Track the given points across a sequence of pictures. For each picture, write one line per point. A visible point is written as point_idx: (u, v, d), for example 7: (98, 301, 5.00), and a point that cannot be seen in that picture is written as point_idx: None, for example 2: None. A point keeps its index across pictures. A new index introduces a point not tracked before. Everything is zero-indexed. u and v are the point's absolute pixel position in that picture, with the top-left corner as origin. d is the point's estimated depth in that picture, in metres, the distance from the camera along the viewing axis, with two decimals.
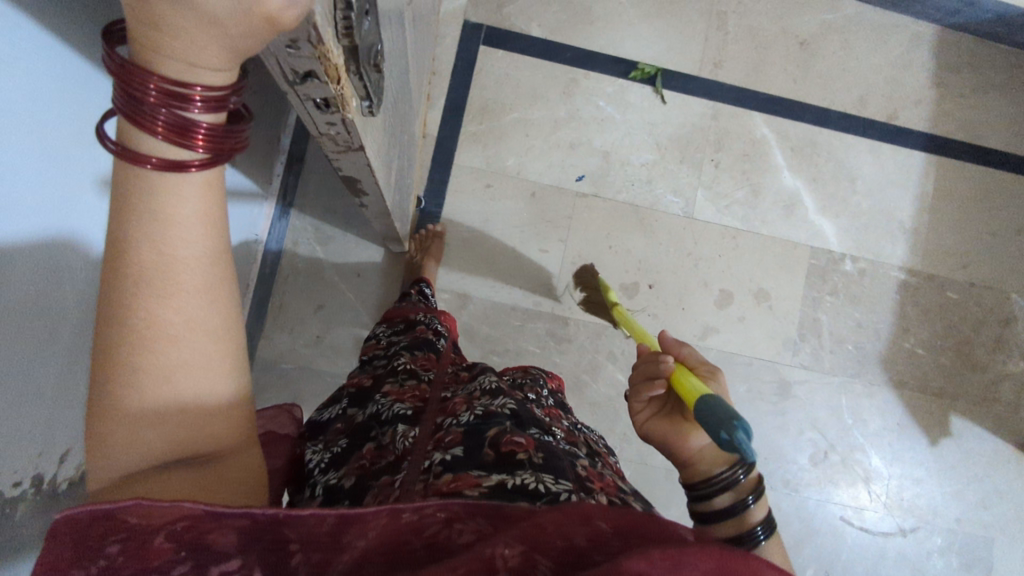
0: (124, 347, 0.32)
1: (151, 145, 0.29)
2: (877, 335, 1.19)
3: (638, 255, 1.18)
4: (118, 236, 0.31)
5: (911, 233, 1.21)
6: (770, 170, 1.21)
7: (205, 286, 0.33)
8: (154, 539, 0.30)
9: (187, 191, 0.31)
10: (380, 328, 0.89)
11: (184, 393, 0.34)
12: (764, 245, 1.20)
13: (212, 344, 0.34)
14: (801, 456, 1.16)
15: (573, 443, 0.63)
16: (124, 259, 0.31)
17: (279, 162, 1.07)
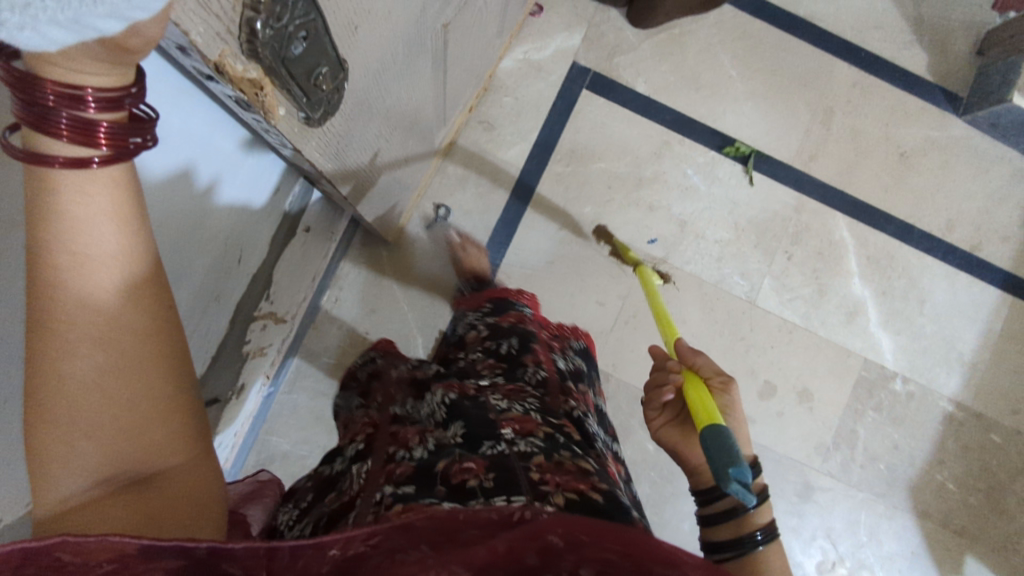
0: (39, 352, 0.33)
1: (57, 147, 0.31)
2: (911, 460, 1.18)
3: (692, 328, 1.18)
4: (36, 246, 0.32)
5: (968, 367, 1.19)
6: (841, 274, 1.20)
7: (123, 282, 0.34)
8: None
9: (92, 187, 0.32)
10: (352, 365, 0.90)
11: (113, 396, 0.34)
12: (819, 347, 1.19)
13: (142, 346, 0.36)
14: (809, 562, 1.15)
15: (526, 430, 0.61)
16: (43, 260, 0.32)
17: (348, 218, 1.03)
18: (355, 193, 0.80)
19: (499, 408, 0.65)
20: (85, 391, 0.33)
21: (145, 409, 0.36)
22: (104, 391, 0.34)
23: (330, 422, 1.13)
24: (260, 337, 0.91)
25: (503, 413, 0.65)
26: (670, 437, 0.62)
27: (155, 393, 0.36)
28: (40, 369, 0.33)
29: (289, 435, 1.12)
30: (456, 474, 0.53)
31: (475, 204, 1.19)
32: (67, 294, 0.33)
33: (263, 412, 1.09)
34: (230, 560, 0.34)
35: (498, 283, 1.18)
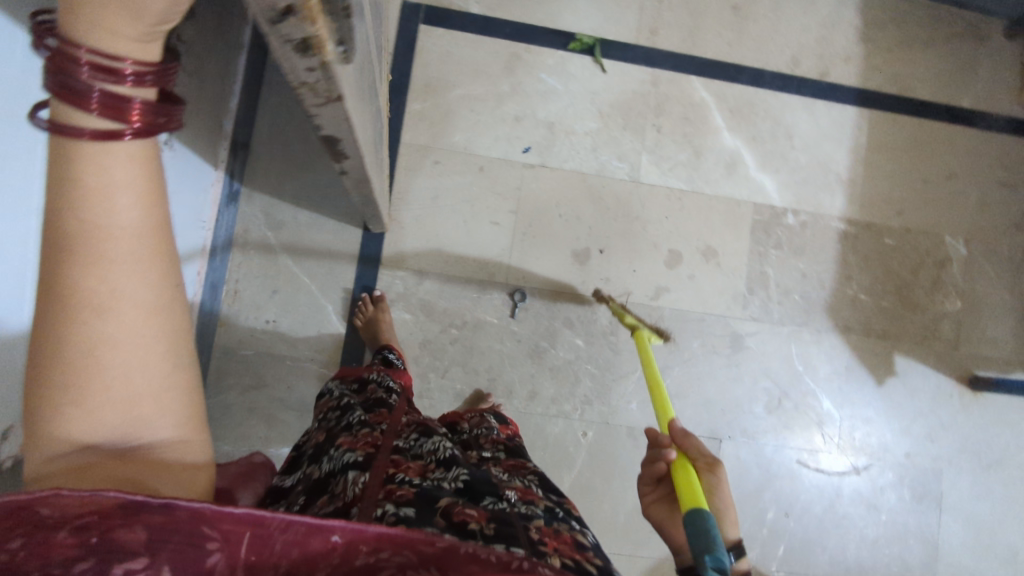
0: (56, 312, 0.35)
1: (83, 120, 0.32)
2: (822, 285, 1.24)
3: (587, 221, 1.22)
4: (54, 205, 0.34)
5: (847, 184, 1.26)
6: (710, 132, 1.25)
7: (129, 264, 0.36)
8: (56, 534, 0.35)
9: (109, 163, 0.34)
10: (335, 385, 0.91)
11: (111, 367, 0.37)
12: (709, 204, 1.24)
13: (142, 324, 0.37)
14: (757, 405, 1.21)
15: (527, 499, 0.67)
16: (57, 222, 0.34)
17: (221, 148, 1.07)
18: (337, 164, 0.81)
19: (502, 479, 0.71)
20: (92, 350, 0.36)
21: (140, 376, 0.38)
22: (102, 362, 0.36)
23: (264, 411, 1.13)
24: None
25: (505, 483, 0.71)
26: (658, 514, 0.70)
27: (153, 369, 0.39)
28: (57, 324, 0.35)
29: (227, 435, 1.11)
30: (459, 514, 0.59)
31: None
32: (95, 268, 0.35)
33: None
34: (211, 524, 0.38)
35: (392, 231, 1.19)
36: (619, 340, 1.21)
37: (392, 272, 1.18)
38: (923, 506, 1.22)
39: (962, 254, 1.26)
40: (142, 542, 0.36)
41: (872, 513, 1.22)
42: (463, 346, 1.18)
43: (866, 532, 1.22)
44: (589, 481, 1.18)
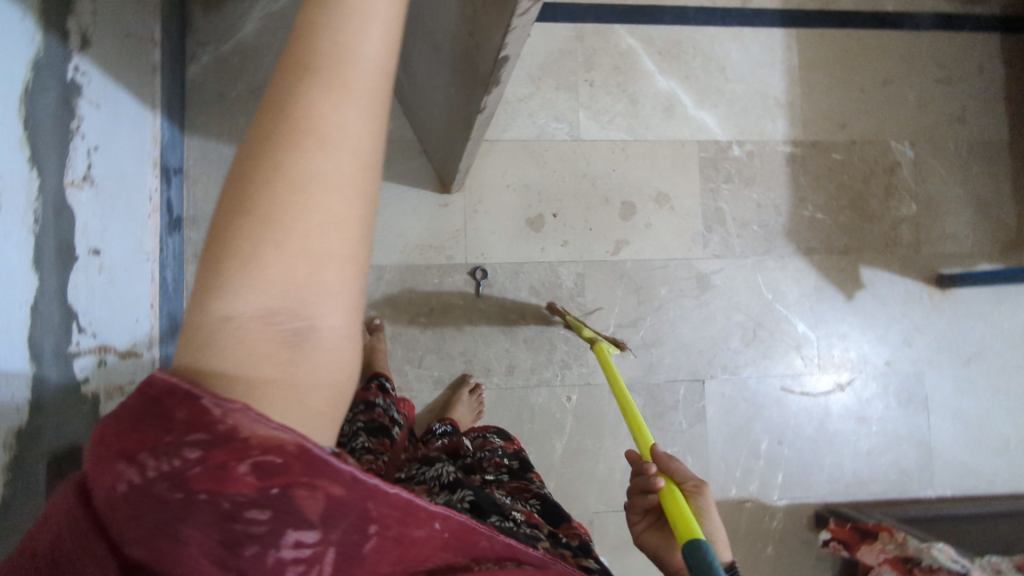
0: (276, 136, 0.34)
1: None
2: (778, 211, 1.24)
3: (536, 187, 1.21)
4: (314, 34, 0.35)
5: (787, 107, 1.25)
6: (643, 78, 1.24)
7: (352, 111, 0.35)
8: (238, 465, 0.34)
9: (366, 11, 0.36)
10: None
11: (309, 218, 0.34)
12: (654, 149, 1.23)
13: (350, 181, 0.35)
14: (733, 340, 1.22)
15: (531, 522, 0.68)
16: (305, 50, 0.35)
17: (153, 176, 1.02)
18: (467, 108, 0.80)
19: (507, 500, 0.72)
20: (303, 180, 0.34)
21: (333, 242, 0.35)
22: (309, 199, 0.34)
23: None
24: (99, 375, 0.84)
25: (511, 505, 0.72)
26: (651, 541, 0.65)
27: (354, 236, 0.36)
28: (272, 150, 0.34)
29: None
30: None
31: None
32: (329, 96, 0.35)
33: None
34: (373, 505, 0.38)
35: None
36: (587, 300, 1.20)
37: None
38: (912, 410, 1.24)
39: (909, 156, 1.26)
40: (317, 512, 0.37)
41: (863, 426, 1.23)
42: (433, 333, 1.18)
43: (861, 445, 1.23)
44: (581, 443, 1.19)
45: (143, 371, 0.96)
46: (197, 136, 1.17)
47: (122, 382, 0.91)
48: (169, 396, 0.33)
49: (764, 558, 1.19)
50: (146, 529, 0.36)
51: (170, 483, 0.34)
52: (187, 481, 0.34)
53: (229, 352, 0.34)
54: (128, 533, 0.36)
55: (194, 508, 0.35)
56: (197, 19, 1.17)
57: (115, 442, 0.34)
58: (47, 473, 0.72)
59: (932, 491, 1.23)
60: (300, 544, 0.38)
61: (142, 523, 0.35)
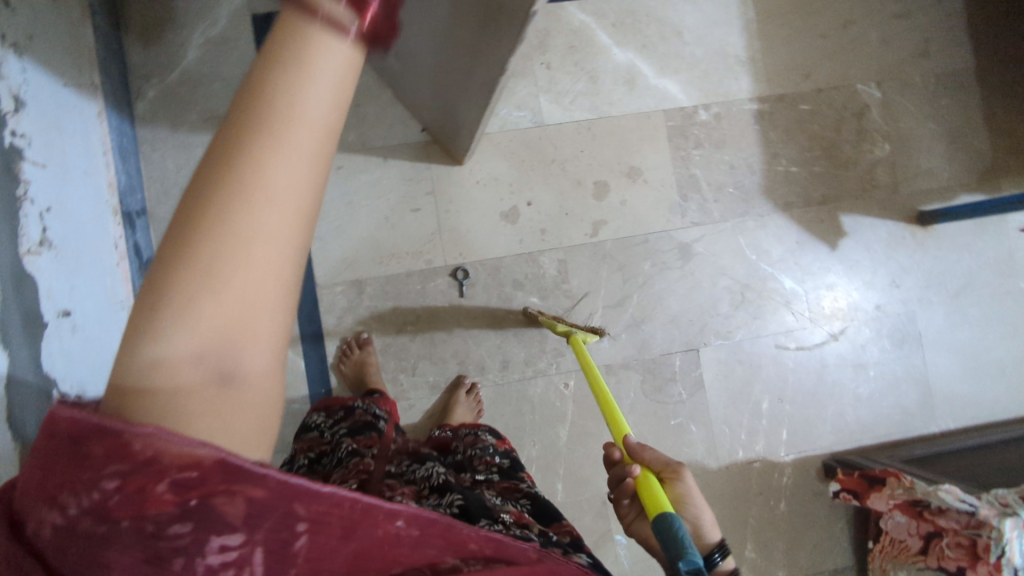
0: (212, 202, 0.38)
1: (316, 46, 0.41)
2: (751, 169, 1.23)
3: (506, 179, 1.19)
4: (262, 105, 0.39)
5: (749, 63, 1.23)
6: (600, 53, 1.21)
7: (286, 179, 0.39)
8: (157, 487, 0.35)
9: (311, 84, 0.40)
10: (320, 417, 0.88)
11: (236, 277, 0.38)
12: (619, 125, 1.21)
13: (279, 243, 0.39)
14: (723, 305, 1.22)
15: (520, 523, 0.68)
16: (250, 124, 0.39)
17: (114, 224, 1.01)
18: (489, 77, 0.78)
19: (496, 502, 0.73)
20: (235, 237, 0.38)
21: (259, 295, 0.39)
22: (246, 254, 0.38)
23: None
24: None
25: (499, 506, 0.72)
26: (641, 530, 0.68)
27: (280, 286, 0.40)
28: (209, 203, 0.38)
29: None
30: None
31: None
32: (275, 135, 0.39)
33: None
34: (299, 501, 0.40)
35: (318, 250, 1.16)
36: (572, 285, 1.20)
37: (330, 290, 1.16)
38: (907, 349, 1.24)
39: (877, 97, 1.25)
40: (241, 514, 0.38)
41: (861, 372, 1.24)
42: (423, 339, 1.17)
43: (860, 391, 1.24)
44: (584, 427, 1.19)
45: None
46: (156, 174, 1.14)
47: None
48: (83, 435, 0.35)
49: (778, 514, 1.21)
50: (80, 562, 0.37)
51: (95, 517, 0.35)
52: (108, 512, 0.35)
53: (152, 393, 0.37)
54: (69, 569, 0.38)
55: (121, 537, 0.36)
56: (137, 55, 1.14)
57: (40, 488, 0.36)
58: None
59: (936, 426, 1.24)
60: (226, 548, 0.39)
61: (76, 557, 0.37)
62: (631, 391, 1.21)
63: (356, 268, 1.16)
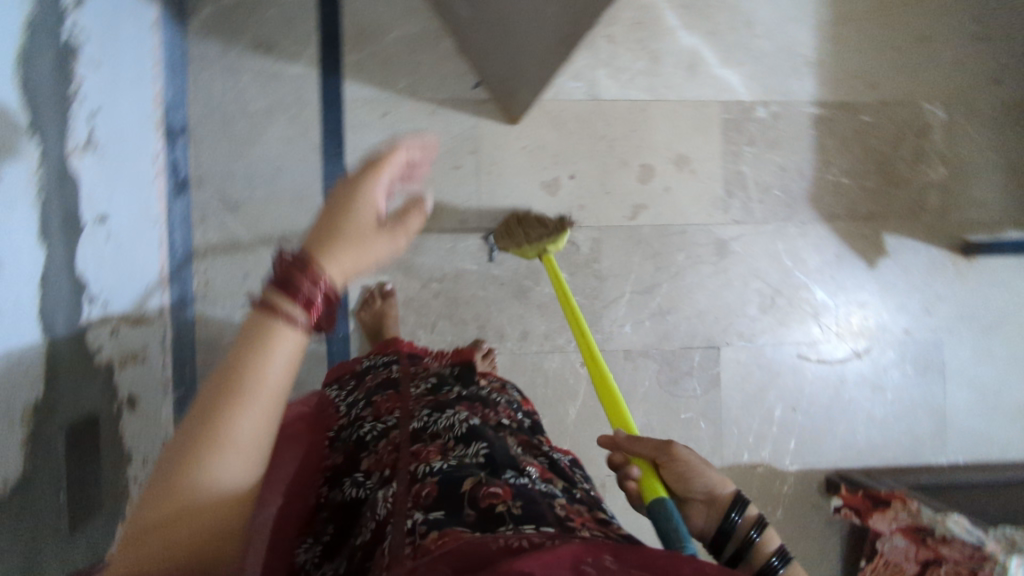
0: (180, 458, 0.42)
1: (289, 311, 0.46)
2: (801, 174, 1.20)
3: (552, 150, 1.17)
4: (234, 374, 0.44)
5: (816, 65, 1.20)
6: (666, 33, 1.17)
7: (246, 440, 0.43)
8: None
9: (284, 351, 0.46)
10: (335, 392, 0.92)
11: (188, 528, 0.41)
12: (674, 110, 1.18)
13: (225, 499, 0.43)
14: (750, 307, 1.21)
15: (544, 480, 0.68)
16: (219, 389, 0.44)
17: (156, 139, 1.00)
18: (561, 29, 0.76)
19: (519, 452, 0.72)
20: (190, 495, 0.42)
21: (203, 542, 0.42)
22: (194, 509, 0.42)
23: None
24: (113, 344, 0.85)
25: (523, 457, 0.72)
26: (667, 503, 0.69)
27: (223, 535, 0.43)
28: (178, 460, 0.42)
29: None
30: (484, 498, 0.59)
31: (292, 128, 1.14)
32: (236, 412, 0.43)
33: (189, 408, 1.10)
34: None
35: None
36: (603, 266, 1.18)
37: None
38: (928, 377, 1.23)
39: (941, 118, 1.21)
40: None
41: (878, 394, 1.23)
42: (446, 299, 1.16)
43: (875, 412, 1.23)
44: (594, 408, 1.19)
45: (155, 338, 0.98)
46: (201, 93, 1.11)
47: (136, 348, 0.92)
48: None
49: (773, 521, 1.21)
50: None
51: None
52: None
53: None
54: None
55: None
56: None
57: None
58: (65, 446, 0.72)
59: (945, 458, 1.23)
60: None
61: None
62: (646, 379, 1.20)
63: None
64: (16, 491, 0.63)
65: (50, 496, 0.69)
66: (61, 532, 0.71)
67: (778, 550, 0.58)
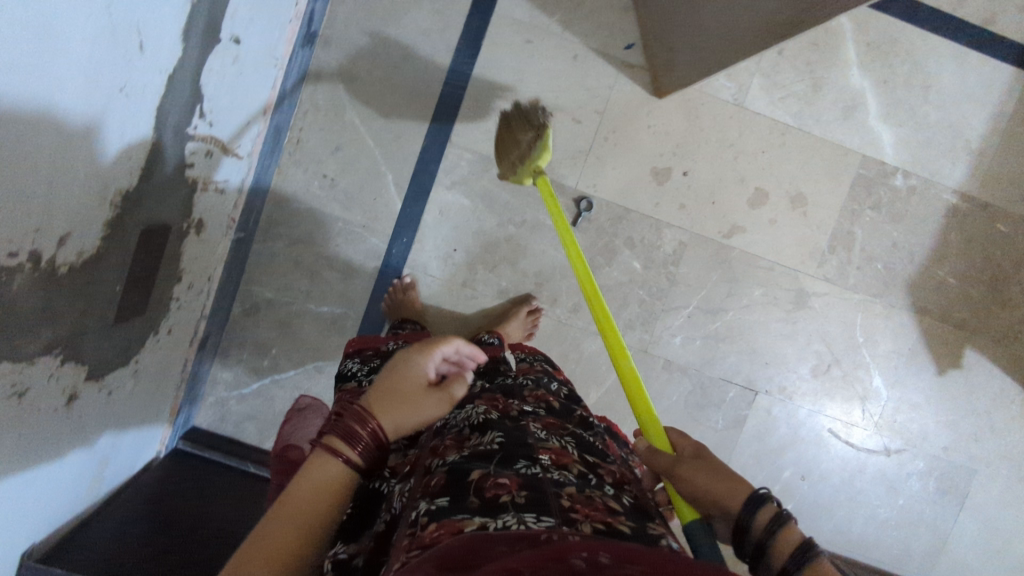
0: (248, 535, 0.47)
1: (343, 449, 0.52)
2: (911, 257, 1.14)
3: (675, 139, 1.12)
4: (307, 477, 0.51)
5: (975, 154, 1.12)
6: (839, 65, 1.10)
7: (297, 523, 0.48)
8: None
9: (340, 471, 0.51)
10: (353, 364, 0.86)
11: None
12: (813, 146, 1.12)
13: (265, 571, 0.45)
14: (803, 366, 1.17)
15: (561, 464, 0.62)
16: (293, 488, 0.50)
17: None
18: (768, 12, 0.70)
19: (539, 437, 0.67)
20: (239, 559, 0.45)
21: None
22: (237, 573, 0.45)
23: (309, 266, 1.15)
24: (205, 165, 0.84)
25: (543, 441, 0.66)
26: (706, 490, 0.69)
27: None
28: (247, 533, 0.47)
29: (272, 281, 1.15)
30: (490, 488, 0.55)
31: (434, 22, 1.10)
32: (294, 495, 0.50)
33: (240, 253, 1.11)
34: None
35: (467, 109, 1.11)
36: (679, 271, 1.15)
37: (458, 151, 1.12)
38: (946, 501, 1.19)
39: None
40: None
41: (890, 496, 1.20)
42: (516, 245, 1.14)
43: (879, 511, 1.20)
44: (614, 402, 1.18)
45: (238, 175, 0.97)
46: None
47: (220, 179, 0.91)
48: None
49: None
50: None
51: None
52: None
53: None
54: None
55: None
56: None
57: None
58: (136, 242, 0.73)
59: None
60: None
61: None
62: (673, 395, 1.18)
63: (493, 146, 1.12)
64: (83, 268, 0.64)
65: (107, 284, 0.71)
66: (104, 324, 0.73)
67: (794, 554, 0.49)
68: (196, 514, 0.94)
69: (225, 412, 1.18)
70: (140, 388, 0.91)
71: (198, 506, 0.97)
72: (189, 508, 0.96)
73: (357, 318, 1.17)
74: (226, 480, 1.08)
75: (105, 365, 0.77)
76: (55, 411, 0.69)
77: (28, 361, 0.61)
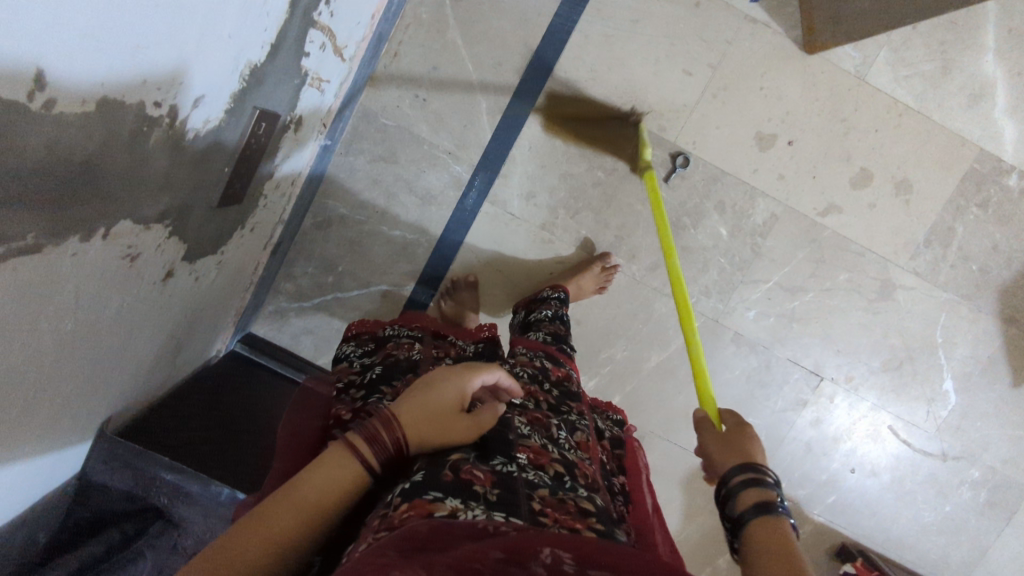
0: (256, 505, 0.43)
1: (367, 449, 0.47)
2: (1009, 262, 1.09)
3: (787, 105, 1.06)
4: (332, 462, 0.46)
5: None
6: (974, 48, 1.03)
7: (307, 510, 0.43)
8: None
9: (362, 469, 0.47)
10: (348, 347, 0.81)
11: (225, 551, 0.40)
12: (929, 132, 1.06)
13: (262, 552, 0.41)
14: (875, 359, 1.14)
15: (540, 463, 0.59)
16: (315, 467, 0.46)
17: None
18: None
19: (522, 429, 0.63)
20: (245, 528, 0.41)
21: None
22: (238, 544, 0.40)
23: (387, 187, 1.12)
24: (316, 58, 0.81)
25: (524, 434, 0.63)
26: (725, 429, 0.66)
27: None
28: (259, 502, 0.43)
29: (348, 197, 1.12)
30: (466, 472, 0.51)
31: None
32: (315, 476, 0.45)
33: (321, 164, 1.08)
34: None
35: (574, 45, 1.06)
36: (765, 244, 1.11)
37: (558, 88, 1.07)
38: (992, 514, 1.17)
39: None
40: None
41: (937, 500, 1.18)
42: (603, 194, 1.10)
43: (923, 515, 1.19)
44: (675, 366, 1.17)
45: (337, 78, 0.92)
46: None
47: (322, 77, 0.87)
48: None
49: None
50: None
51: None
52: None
53: None
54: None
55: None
56: None
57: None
58: (248, 122, 0.69)
59: None
60: None
61: None
62: (736, 369, 1.16)
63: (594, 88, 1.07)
64: (206, 140, 0.61)
65: (217, 166, 0.68)
66: (209, 205, 0.71)
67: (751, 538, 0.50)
68: (260, 415, 0.94)
69: (284, 323, 1.17)
70: (219, 281, 0.89)
71: (260, 409, 0.96)
72: (252, 408, 0.95)
73: (428, 246, 1.14)
74: (284, 389, 1.08)
75: (200, 249, 0.75)
76: (154, 285, 0.68)
77: (146, 225, 0.59)
